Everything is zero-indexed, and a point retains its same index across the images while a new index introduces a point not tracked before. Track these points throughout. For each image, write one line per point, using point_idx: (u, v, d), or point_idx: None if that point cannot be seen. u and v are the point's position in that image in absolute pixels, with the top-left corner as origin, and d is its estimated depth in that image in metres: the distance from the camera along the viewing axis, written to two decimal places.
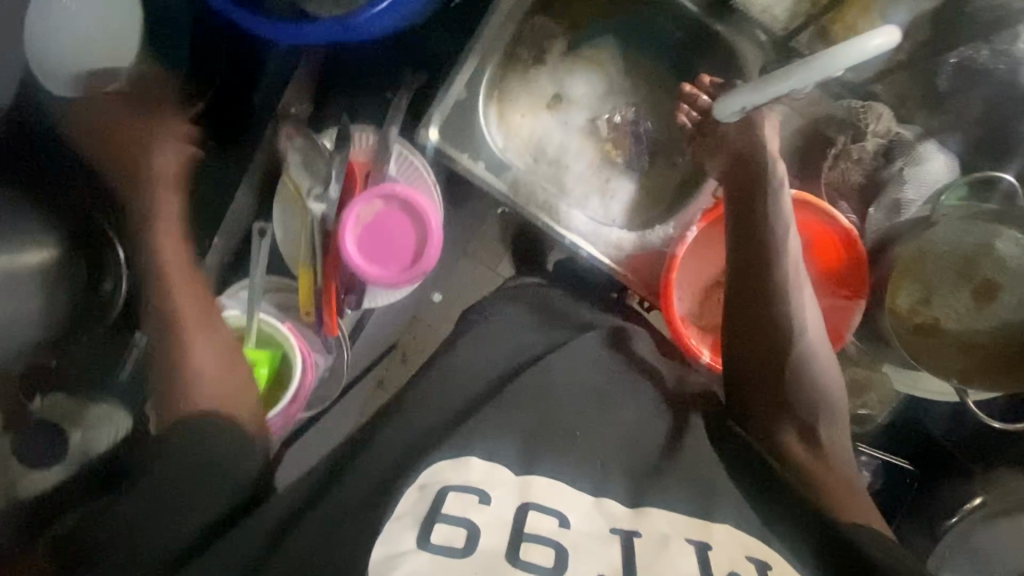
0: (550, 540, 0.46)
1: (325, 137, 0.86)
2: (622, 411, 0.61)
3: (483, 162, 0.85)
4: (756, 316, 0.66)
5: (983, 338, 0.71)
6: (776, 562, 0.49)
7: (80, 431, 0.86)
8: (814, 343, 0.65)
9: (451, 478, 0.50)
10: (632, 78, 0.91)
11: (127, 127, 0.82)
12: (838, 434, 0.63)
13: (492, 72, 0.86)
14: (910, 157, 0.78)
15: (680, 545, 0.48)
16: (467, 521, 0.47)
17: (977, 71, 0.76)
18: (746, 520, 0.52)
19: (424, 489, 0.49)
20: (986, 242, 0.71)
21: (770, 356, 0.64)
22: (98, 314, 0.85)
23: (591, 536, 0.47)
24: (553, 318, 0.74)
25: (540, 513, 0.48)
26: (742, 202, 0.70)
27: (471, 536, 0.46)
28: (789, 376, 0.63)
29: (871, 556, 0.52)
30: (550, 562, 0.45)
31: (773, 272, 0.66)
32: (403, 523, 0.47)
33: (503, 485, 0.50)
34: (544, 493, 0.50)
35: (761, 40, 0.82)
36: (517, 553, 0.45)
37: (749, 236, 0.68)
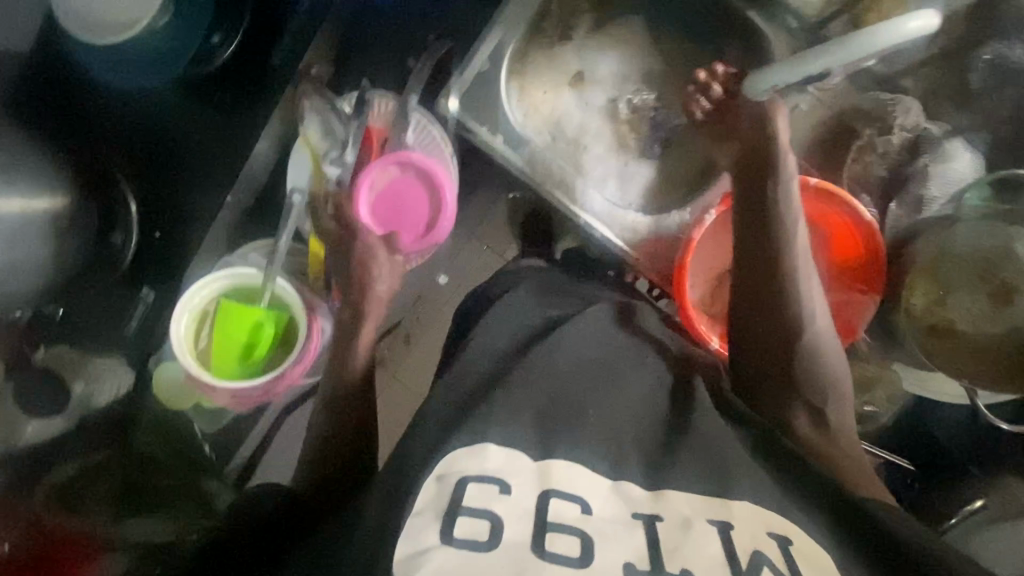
0: (573, 529, 0.44)
1: (343, 99, 0.87)
2: (636, 391, 0.60)
3: (502, 136, 0.83)
4: (765, 303, 0.64)
5: (996, 342, 0.68)
6: (799, 537, 0.48)
7: (82, 382, 0.88)
8: (823, 329, 0.63)
9: (469, 468, 0.48)
10: (658, 61, 0.90)
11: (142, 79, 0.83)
12: (844, 415, 0.63)
13: (516, 45, 0.84)
14: (937, 153, 0.77)
15: (702, 527, 0.46)
16: (490, 513, 0.44)
17: (1010, 70, 0.76)
18: (763, 495, 0.50)
19: (442, 482, 0.47)
20: (1003, 244, 0.68)
21: (780, 342, 0.63)
22: (109, 264, 0.86)
23: (614, 522, 0.46)
24: (557, 296, 0.75)
25: (562, 500, 0.46)
26: (750, 190, 0.66)
27: (494, 528, 0.44)
28: (800, 359, 0.62)
29: (896, 532, 0.50)
30: (577, 552, 0.43)
31: (785, 256, 0.63)
32: (425, 517, 0.44)
33: (522, 473, 0.48)
34: (565, 477, 0.48)
35: (792, 27, 0.82)
36: (544, 543, 0.43)
37: (757, 223, 0.65)
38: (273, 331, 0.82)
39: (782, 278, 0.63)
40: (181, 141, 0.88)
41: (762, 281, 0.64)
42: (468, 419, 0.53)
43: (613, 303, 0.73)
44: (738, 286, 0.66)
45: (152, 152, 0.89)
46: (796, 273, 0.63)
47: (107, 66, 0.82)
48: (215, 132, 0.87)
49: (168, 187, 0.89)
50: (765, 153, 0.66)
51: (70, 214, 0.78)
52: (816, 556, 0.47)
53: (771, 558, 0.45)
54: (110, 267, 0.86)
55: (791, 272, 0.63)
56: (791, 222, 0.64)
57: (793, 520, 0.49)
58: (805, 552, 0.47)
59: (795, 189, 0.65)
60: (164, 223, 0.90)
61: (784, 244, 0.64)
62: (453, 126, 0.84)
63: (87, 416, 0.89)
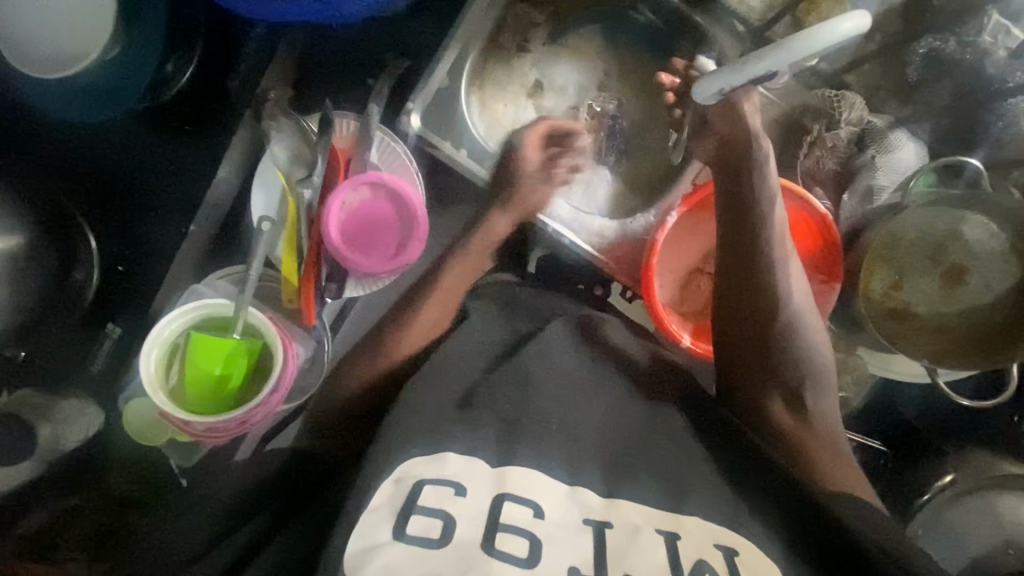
0: (524, 531, 0.46)
1: (308, 121, 0.85)
2: (603, 398, 0.61)
3: (465, 149, 0.85)
4: (744, 291, 0.66)
5: (954, 321, 0.72)
6: (745, 546, 0.48)
7: (50, 426, 0.85)
8: (800, 313, 0.66)
9: (426, 471, 0.49)
10: (614, 68, 0.91)
11: (77, 109, 0.79)
12: (826, 402, 0.64)
13: (474, 61, 0.87)
14: (881, 144, 0.80)
15: (650, 537, 0.47)
16: (443, 512, 0.46)
17: (945, 61, 0.79)
18: (717, 509, 0.50)
19: (399, 483, 0.48)
20: (954, 227, 0.72)
21: (756, 329, 0.65)
22: (67, 305, 0.81)
23: (564, 527, 0.47)
24: (516, 313, 0.74)
25: (517, 503, 0.48)
26: (729, 181, 0.69)
27: (446, 526, 0.45)
28: (777, 343, 0.64)
29: (857, 537, 0.51)
30: (524, 552, 0.45)
31: (763, 240, 0.66)
32: (379, 514, 0.46)
33: (478, 478, 0.49)
34: (520, 483, 0.49)
35: (738, 30, 0.85)
36: (493, 542, 0.45)
37: (740, 200, 0.68)
38: (245, 361, 0.81)
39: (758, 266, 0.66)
40: (144, 173, 0.87)
41: (742, 270, 0.67)
42: (433, 430, 0.54)
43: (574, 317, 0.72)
44: (721, 272, 0.68)
45: (110, 182, 0.87)
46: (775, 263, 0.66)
47: (59, 109, 0.81)
48: (179, 163, 0.87)
49: (128, 218, 0.87)
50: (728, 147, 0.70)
51: (26, 254, 0.77)
52: (759, 564, 0.47)
53: (714, 566, 0.46)
54: (73, 307, 0.82)
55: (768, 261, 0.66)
56: (769, 211, 0.67)
57: (743, 532, 0.49)
58: (750, 564, 0.47)
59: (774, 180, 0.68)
60: (127, 256, 0.88)
61: (762, 235, 0.66)
62: (415, 142, 0.86)
63: (55, 459, 0.86)
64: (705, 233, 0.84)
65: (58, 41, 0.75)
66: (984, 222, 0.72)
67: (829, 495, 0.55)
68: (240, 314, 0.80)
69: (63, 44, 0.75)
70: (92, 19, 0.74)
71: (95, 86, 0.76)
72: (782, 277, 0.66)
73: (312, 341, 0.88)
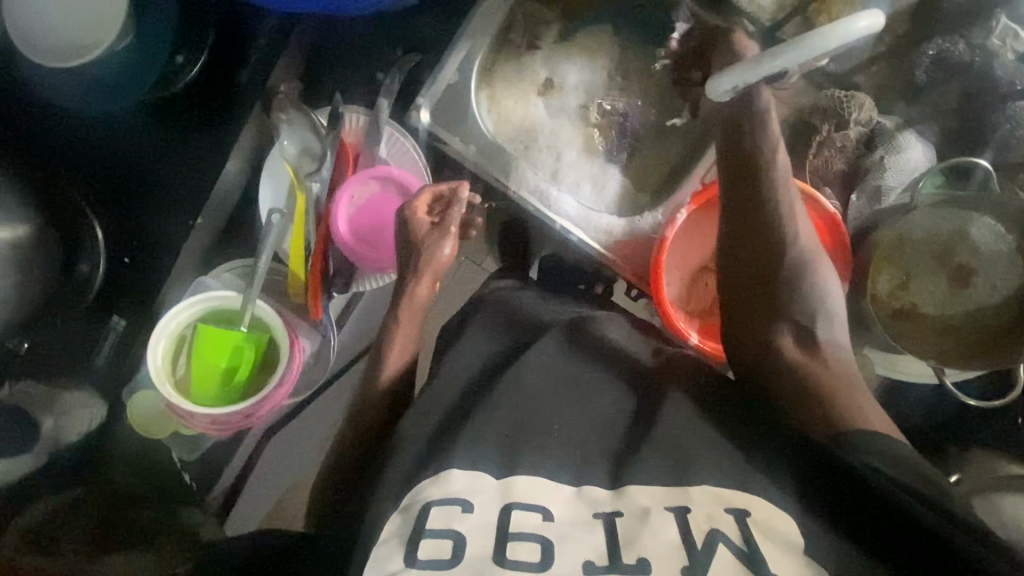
0: (534, 535, 0.46)
1: (318, 115, 0.85)
2: (613, 393, 0.62)
3: (474, 145, 0.85)
4: (749, 237, 0.67)
5: (959, 322, 0.72)
6: (756, 507, 0.48)
7: (52, 418, 0.84)
8: (808, 255, 0.66)
9: (433, 493, 0.49)
10: (624, 66, 0.91)
11: (92, 99, 0.80)
12: (836, 337, 0.65)
13: (484, 57, 0.87)
14: (890, 145, 0.81)
15: (660, 516, 0.47)
16: (452, 532, 0.46)
17: (955, 63, 0.79)
18: (723, 475, 0.51)
19: (406, 511, 0.49)
20: (961, 229, 0.72)
21: (763, 272, 0.66)
22: (76, 295, 0.83)
23: (574, 523, 0.48)
24: (515, 324, 0.71)
25: (524, 510, 0.48)
26: (731, 128, 0.70)
27: (457, 546, 0.46)
28: (786, 283, 0.65)
29: (867, 470, 0.51)
30: (537, 556, 0.45)
31: (765, 186, 0.67)
32: (389, 545, 0.46)
33: (485, 492, 0.49)
34: (526, 491, 0.49)
35: (750, 30, 0.84)
36: (505, 553, 0.45)
37: (739, 145, 0.69)
38: (252, 355, 0.81)
39: (763, 208, 0.67)
40: (152, 164, 0.87)
41: (747, 213, 0.68)
42: (443, 441, 0.54)
43: (566, 322, 0.69)
44: (726, 219, 0.69)
45: (116, 175, 0.87)
46: (779, 205, 0.66)
47: (73, 97, 0.81)
48: (184, 155, 0.86)
49: (134, 210, 0.87)
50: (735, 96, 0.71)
51: (33, 245, 0.76)
52: (774, 520, 0.48)
53: (727, 535, 0.46)
54: (80, 296, 0.83)
55: (773, 202, 0.66)
56: (773, 157, 0.67)
57: (754, 492, 0.49)
58: (764, 523, 0.47)
59: (774, 127, 0.68)
60: (133, 249, 0.87)
61: (765, 179, 0.67)
62: (424, 137, 0.85)
63: (58, 451, 0.86)
64: (711, 231, 0.85)
65: (60, 26, 0.74)
66: (992, 224, 0.72)
67: (828, 439, 0.55)
68: (247, 308, 0.80)
69: (67, 32, 0.74)
70: (100, 9, 0.74)
71: (108, 79, 0.77)
72: (788, 219, 0.66)
73: (317, 336, 0.87)
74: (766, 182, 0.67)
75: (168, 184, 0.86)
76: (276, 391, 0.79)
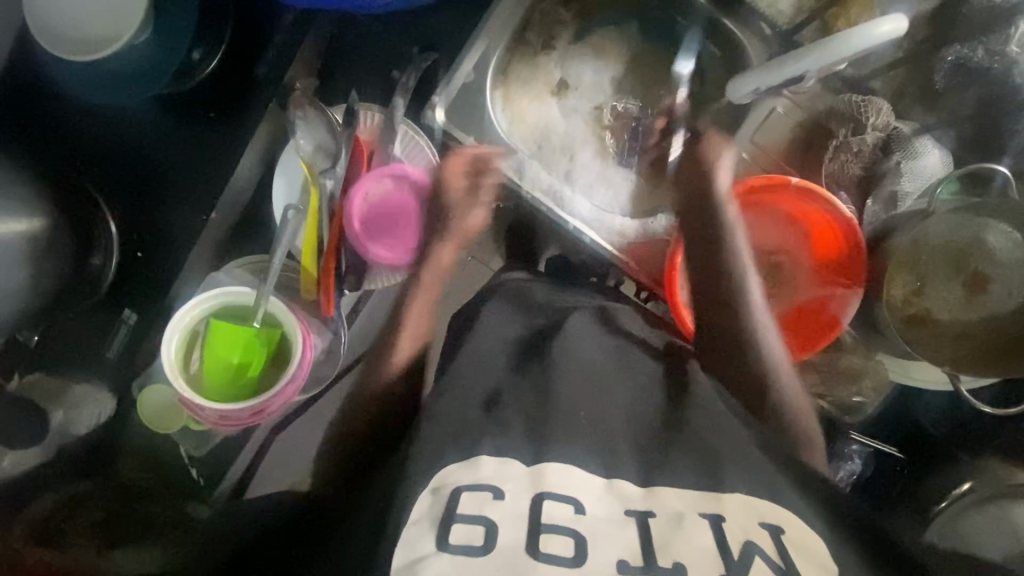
0: (567, 529, 0.46)
1: (334, 113, 0.86)
2: (635, 394, 0.62)
3: (489, 145, 0.85)
4: (718, 311, 0.71)
5: (974, 328, 0.72)
6: (789, 525, 0.48)
7: (62, 410, 0.85)
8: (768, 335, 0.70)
9: (462, 478, 0.50)
10: (641, 68, 0.91)
11: (100, 90, 0.80)
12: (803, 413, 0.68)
13: (500, 57, 0.87)
14: (907, 151, 0.80)
15: (695, 521, 0.47)
16: (484, 518, 0.46)
17: (974, 70, 0.78)
18: (756, 483, 0.51)
19: (436, 494, 0.49)
20: (976, 237, 0.72)
21: (733, 315, 0.70)
22: (88, 288, 0.83)
23: (608, 521, 0.47)
24: (536, 309, 0.73)
25: (556, 501, 0.48)
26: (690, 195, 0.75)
27: (489, 532, 0.45)
28: (750, 359, 0.69)
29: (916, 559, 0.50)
30: (570, 552, 0.44)
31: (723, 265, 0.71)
32: (421, 526, 0.46)
33: (515, 478, 0.49)
34: (557, 479, 0.49)
35: (765, 33, 0.84)
36: (538, 545, 0.44)
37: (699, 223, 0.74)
38: (263, 350, 0.81)
39: (724, 257, 0.72)
40: (160, 159, 0.86)
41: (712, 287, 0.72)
42: (460, 433, 0.54)
43: (595, 307, 0.72)
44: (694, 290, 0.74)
45: (125, 172, 0.87)
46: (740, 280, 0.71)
47: (82, 87, 0.81)
48: (195, 151, 0.86)
49: (145, 206, 0.87)
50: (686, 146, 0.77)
51: (47, 237, 0.76)
52: (805, 540, 0.48)
53: (763, 548, 0.46)
54: (90, 291, 0.84)
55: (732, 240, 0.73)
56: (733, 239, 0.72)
57: (784, 506, 0.50)
58: (797, 540, 0.47)
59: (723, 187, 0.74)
60: (145, 243, 0.87)
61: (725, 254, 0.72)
62: (439, 136, 0.86)
63: (64, 445, 0.87)
64: None
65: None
66: (1008, 231, 0.71)
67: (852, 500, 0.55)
68: (261, 303, 0.80)
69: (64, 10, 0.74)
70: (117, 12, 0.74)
71: (136, 72, 0.78)
72: (747, 299, 0.70)
73: (328, 333, 0.88)
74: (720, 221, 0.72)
75: (177, 181, 0.86)
76: (286, 387, 0.80)
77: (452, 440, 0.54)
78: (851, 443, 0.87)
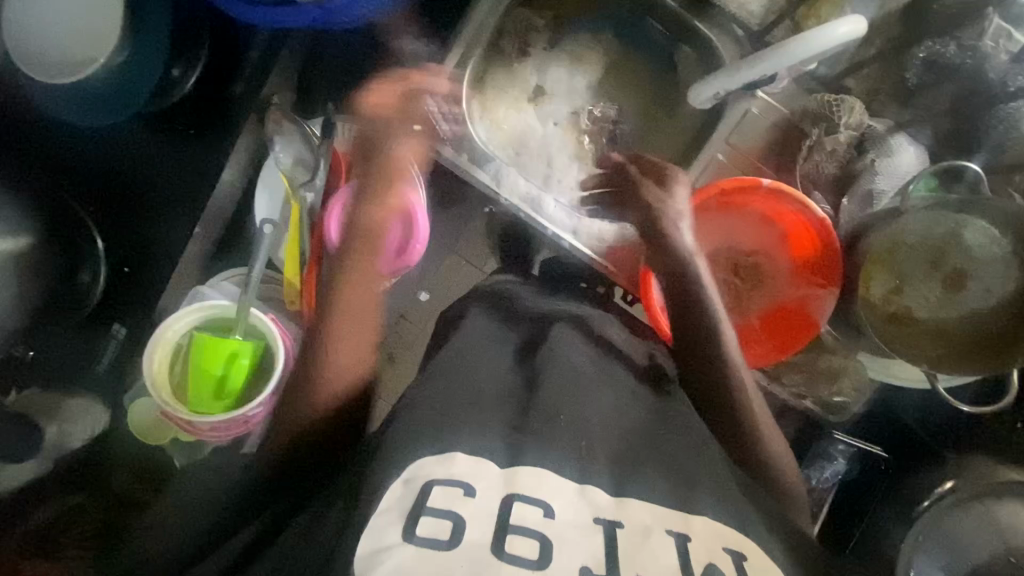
0: (534, 531, 0.46)
1: (312, 125, 0.87)
2: (608, 399, 0.61)
3: (465, 153, 0.85)
4: (698, 357, 0.67)
5: (953, 326, 0.71)
6: (752, 552, 0.50)
7: (56, 425, 0.86)
8: (748, 381, 0.67)
9: (435, 472, 0.49)
10: (615, 74, 0.92)
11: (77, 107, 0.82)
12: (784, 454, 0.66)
13: (475, 66, 0.87)
14: (881, 148, 0.80)
15: (661, 538, 0.48)
16: (453, 514, 0.46)
17: (946, 66, 0.78)
18: (722, 512, 0.52)
19: (408, 485, 0.48)
20: (954, 232, 0.71)
21: (700, 335, 0.67)
22: (75, 305, 0.84)
23: (575, 526, 0.47)
24: (512, 316, 0.70)
25: (526, 504, 0.48)
26: (656, 241, 0.71)
27: (456, 528, 0.46)
28: (732, 406, 0.65)
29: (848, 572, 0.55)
30: (534, 554, 0.45)
31: (703, 312, 0.67)
32: (389, 516, 0.46)
33: (488, 478, 0.49)
34: (529, 483, 0.49)
35: (738, 35, 0.84)
36: (502, 545, 0.45)
37: (670, 267, 0.70)
38: (246, 363, 0.81)
39: (701, 303, 0.68)
40: (144, 174, 0.88)
41: (693, 337, 0.67)
42: (439, 429, 0.53)
43: (570, 317, 0.71)
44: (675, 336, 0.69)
45: (111, 189, 0.88)
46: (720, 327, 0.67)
47: (62, 106, 0.82)
48: (178, 167, 0.88)
49: (132, 221, 0.88)
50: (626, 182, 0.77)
51: (33, 255, 0.78)
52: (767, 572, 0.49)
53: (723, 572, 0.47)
54: (77, 307, 0.84)
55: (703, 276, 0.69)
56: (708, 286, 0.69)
57: (752, 538, 0.51)
58: (758, 569, 0.49)
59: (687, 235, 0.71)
60: (132, 259, 0.88)
61: (703, 300, 0.68)
62: (415, 145, 0.86)
63: (62, 456, 0.87)
64: (711, 231, 0.83)
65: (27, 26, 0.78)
66: (985, 227, 0.71)
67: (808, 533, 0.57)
68: (241, 315, 0.82)
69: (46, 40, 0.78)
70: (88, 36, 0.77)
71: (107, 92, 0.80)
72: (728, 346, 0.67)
73: (312, 342, 0.89)
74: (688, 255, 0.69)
75: (162, 195, 0.88)
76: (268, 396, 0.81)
77: (431, 434, 0.53)
78: (837, 443, 0.89)
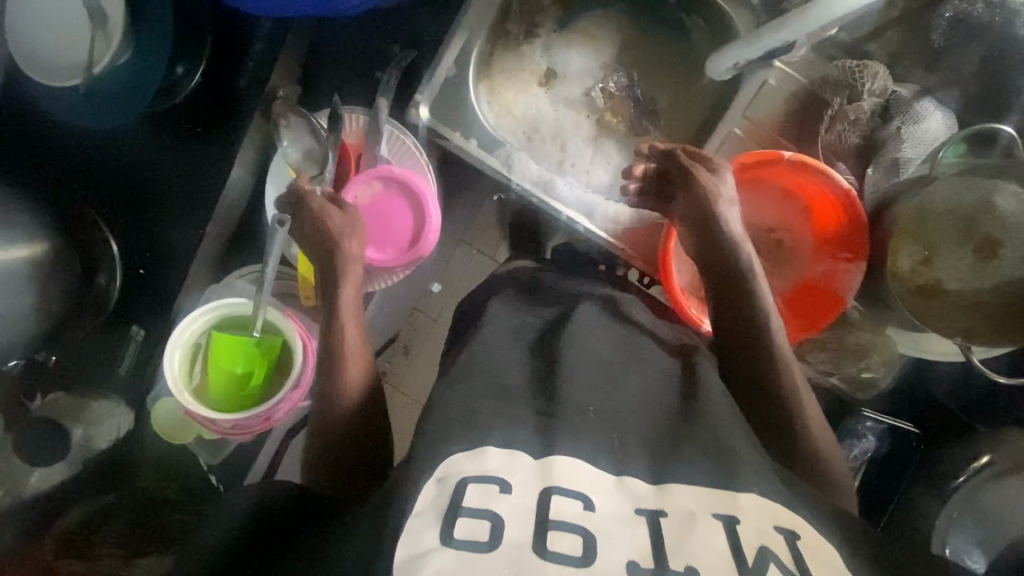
0: (575, 527, 0.44)
1: (319, 118, 0.85)
2: (637, 385, 0.59)
3: (475, 140, 0.83)
4: (744, 341, 0.65)
5: (986, 296, 0.69)
6: (805, 530, 0.47)
7: (81, 427, 0.86)
8: (795, 367, 0.65)
9: (468, 469, 0.47)
10: (626, 50, 0.90)
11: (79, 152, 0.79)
12: (828, 446, 0.63)
13: (481, 47, 0.84)
14: (908, 115, 0.78)
15: (707, 523, 0.46)
16: (490, 513, 0.44)
17: (971, 24, 0.76)
18: (769, 487, 0.50)
19: (442, 483, 0.46)
20: (986, 200, 0.69)
21: (748, 318, 0.65)
22: (95, 308, 0.83)
23: (617, 520, 0.45)
24: (545, 298, 0.70)
25: (565, 498, 0.46)
26: (703, 222, 0.69)
27: (494, 528, 0.43)
28: (778, 393, 0.63)
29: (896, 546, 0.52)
30: (579, 551, 0.43)
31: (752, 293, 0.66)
32: (424, 518, 0.44)
33: (523, 471, 0.47)
34: (567, 475, 0.47)
35: (752, 4, 0.81)
36: (545, 543, 0.43)
37: (715, 249, 0.69)
38: (266, 358, 0.81)
39: (748, 285, 0.66)
40: (155, 176, 0.87)
41: (739, 320, 0.66)
42: (471, 420, 0.52)
43: (599, 297, 0.70)
44: (719, 320, 0.67)
45: (125, 192, 0.88)
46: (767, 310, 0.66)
47: (80, 113, 0.83)
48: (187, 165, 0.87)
49: (146, 223, 0.87)
50: (673, 166, 0.73)
51: (52, 257, 0.76)
52: (821, 553, 0.46)
53: (778, 556, 0.44)
54: (96, 310, 0.83)
55: (751, 265, 0.68)
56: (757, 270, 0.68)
57: (797, 512, 0.49)
58: (812, 545, 0.47)
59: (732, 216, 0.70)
60: (147, 261, 0.88)
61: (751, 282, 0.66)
62: (424, 133, 0.84)
63: (88, 459, 0.87)
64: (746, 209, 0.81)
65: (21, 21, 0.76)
66: (1019, 191, 0.68)
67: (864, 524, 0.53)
68: (259, 312, 0.80)
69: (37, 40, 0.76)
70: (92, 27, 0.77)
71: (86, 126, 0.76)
72: (776, 329, 0.65)
73: None
74: (735, 244, 0.67)
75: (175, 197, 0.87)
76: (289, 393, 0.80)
77: (463, 426, 0.51)
78: (865, 420, 0.87)
